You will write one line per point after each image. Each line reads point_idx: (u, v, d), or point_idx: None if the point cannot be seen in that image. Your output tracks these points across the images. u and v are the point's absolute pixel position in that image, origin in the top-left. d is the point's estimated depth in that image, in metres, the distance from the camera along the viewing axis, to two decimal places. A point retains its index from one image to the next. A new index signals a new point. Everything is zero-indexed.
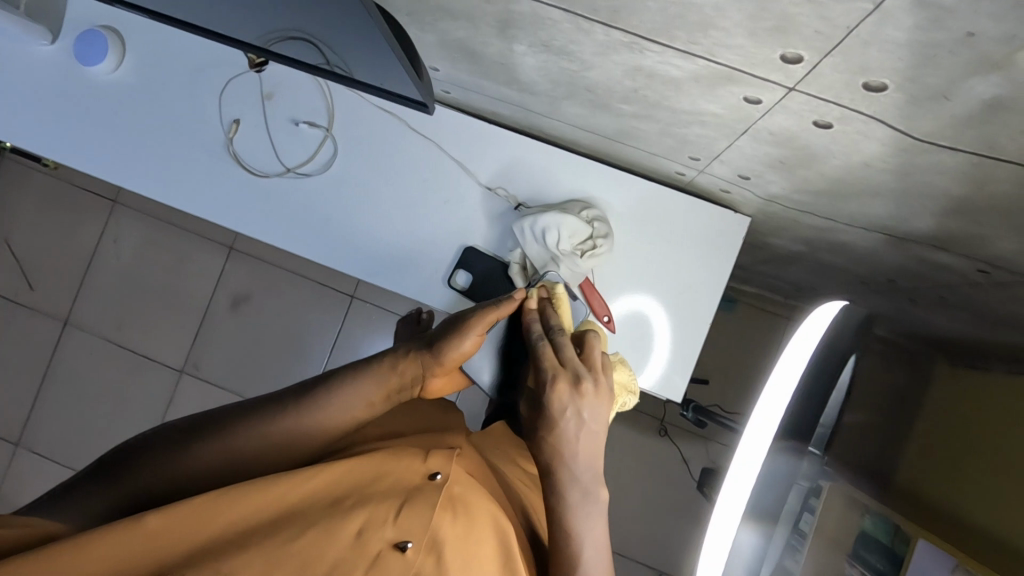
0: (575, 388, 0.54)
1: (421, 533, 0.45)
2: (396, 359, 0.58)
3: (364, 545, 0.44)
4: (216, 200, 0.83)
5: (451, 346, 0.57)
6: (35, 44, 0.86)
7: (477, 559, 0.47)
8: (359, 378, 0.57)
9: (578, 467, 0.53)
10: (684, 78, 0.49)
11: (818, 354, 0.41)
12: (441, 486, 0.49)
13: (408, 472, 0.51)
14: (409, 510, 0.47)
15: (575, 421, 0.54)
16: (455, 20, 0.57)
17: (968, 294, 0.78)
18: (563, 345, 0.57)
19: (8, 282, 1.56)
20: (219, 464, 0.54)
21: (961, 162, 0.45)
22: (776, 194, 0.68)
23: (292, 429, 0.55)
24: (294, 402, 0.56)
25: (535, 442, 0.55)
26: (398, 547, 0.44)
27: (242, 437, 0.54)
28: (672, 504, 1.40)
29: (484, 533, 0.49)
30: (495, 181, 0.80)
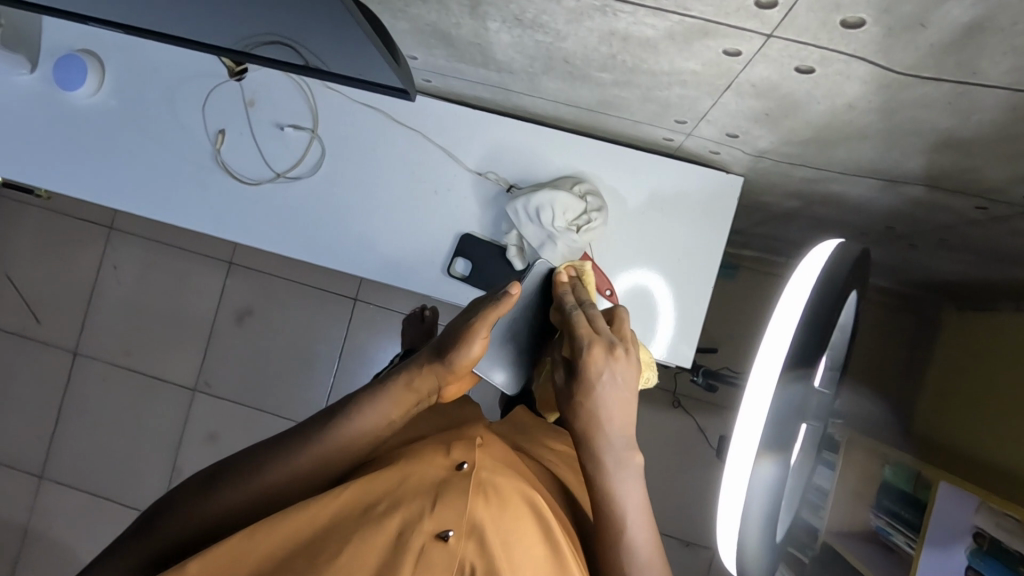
0: (610, 353, 0.54)
1: (460, 522, 0.46)
2: (409, 375, 0.59)
3: (405, 541, 0.45)
4: (210, 213, 0.83)
5: (461, 354, 0.58)
6: (13, 75, 0.86)
7: (518, 538, 0.48)
8: (376, 402, 0.57)
9: (617, 434, 0.53)
10: (660, 37, 0.48)
11: (814, 298, 0.42)
12: (469, 474, 0.50)
13: (434, 464, 0.51)
14: (445, 501, 0.47)
15: (613, 387, 0.53)
16: (426, 4, 0.57)
17: (968, 233, 0.78)
18: (595, 316, 0.58)
19: (13, 318, 1.57)
20: (248, 505, 0.54)
21: (946, 93, 0.45)
22: (765, 149, 0.67)
23: (315, 462, 0.55)
24: (314, 435, 0.56)
25: (572, 410, 0.55)
26: (440, 537, 0.46)
27: (266, 476, 0.55)
28: (692, 473, 1.41)
29: (522, 512, 0.49)
30: (484, 166, 0.80)
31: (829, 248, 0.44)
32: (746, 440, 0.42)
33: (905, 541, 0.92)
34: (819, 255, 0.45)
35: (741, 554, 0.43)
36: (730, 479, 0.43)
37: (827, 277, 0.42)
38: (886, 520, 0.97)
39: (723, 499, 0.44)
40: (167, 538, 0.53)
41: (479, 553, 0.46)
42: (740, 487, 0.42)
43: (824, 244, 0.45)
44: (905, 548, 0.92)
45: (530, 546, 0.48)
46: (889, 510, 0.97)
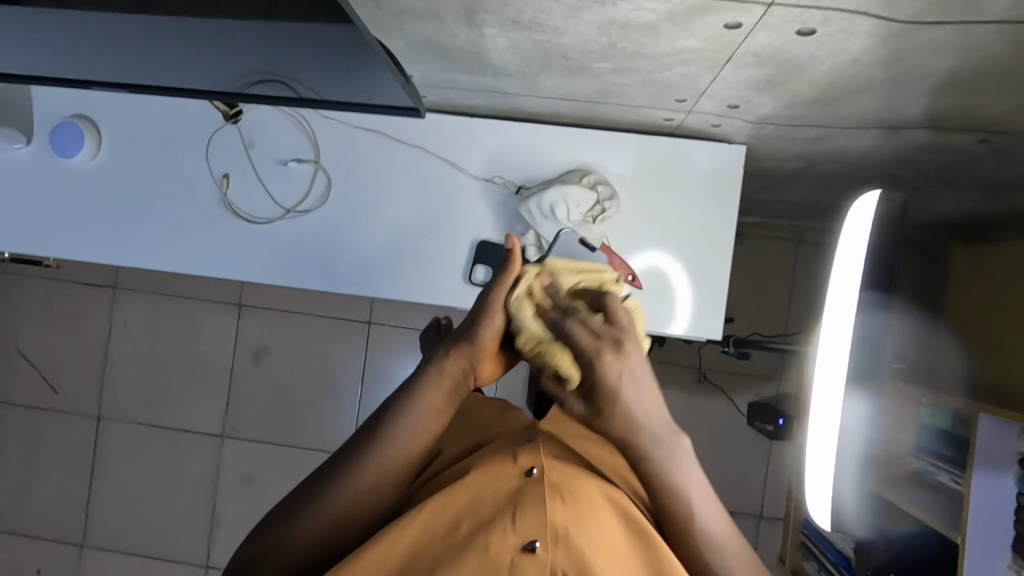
0: (620, 351, 0.51)
1: (543, 532, 0.49)
2: (439, 367, 0.56)
3: (494, 559, 0.48)
4: (229, 260, 0.83)
5: (486, 328, 0.56)
6: (8, 150, 0.86)
7: (601, 533, 0.50)
8: (417, 396, 0.56)
9: (648, 431, 0.52)
10: (660, 20, 0.49)
11: (868, 262, 0.43)
12: (541, 480, 0.51)
13: (505, 476, 0.52)
14: (524, 513, 0.49)
15: (634, 382, 0.51)
16: (421, 20, 0.57)
17: (971, 169, 0.79)
18: (586, 322, 0.52)
19: (31, 391, 1.56)
20: (321, 528, 0.55)
21: (949, 34, 0.46)
22: (767, 115, 0.68)
23: (374, 475, 0.55)
24: (365, 451, 0.55)
25: (605, 425, 0.52)
26: (528, 549, 0.48)
27: (330, 497, 0.54)
28: (726, 442, 1.44)
29: (602, 509, 0.51)
30: (490, 172, 0.81)
31: (870, 200, 0.43)
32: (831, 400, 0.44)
33: (951, 479, 0.93)
34: (855, 212, 0.45)
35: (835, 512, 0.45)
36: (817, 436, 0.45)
37: (875, 232, 0.42)
38: (928, 460, 0.98)
39: (810, 458, 0.46)
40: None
41: (570, 558, 0.49)
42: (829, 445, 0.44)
43: (866, 196, 0.44)
44: (952, 485, 0.93)
45: (615, 539, 0.50)
46: (931, 451, 0.98)
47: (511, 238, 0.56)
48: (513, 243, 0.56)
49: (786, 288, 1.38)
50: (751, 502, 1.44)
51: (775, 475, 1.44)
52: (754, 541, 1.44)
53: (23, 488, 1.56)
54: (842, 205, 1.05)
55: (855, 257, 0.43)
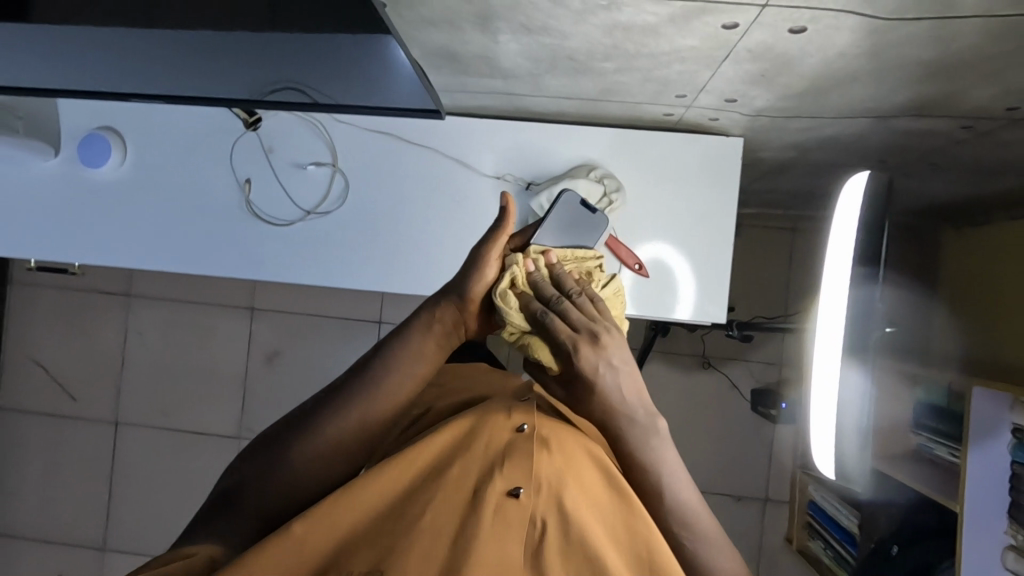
0: (597, 343, 0.56)
1: (528, 481, 0.54)
2: (431, 312, 0.62)
3: (482, 501, 0.53)
4: (252, 260, 0.87)
5: (478, 280, 0.60)
6: (36, 162, 0.89)
7: (580, 484, 0.55)
8: (413, 343, 0.62)
9: (627, 408, 0.57)
10: (662, 22, 0.53)
11: (861, 244, 0.46)
12: (531, 436, 0.56)
13: (498, 429, 0.57)
14: (513, 463, 0.55)
15: (609, 372, 0.56)
16: (438, 28, 0.60)
17: (956, 153, 0.84)
18: (568, 311, 0.56)
19: (49, 400, 1.60)
20: (317, 458, 0.60)
21: (927, 28, 0.50)
22: (762, 108, 0.72)
23: (371, 415, 0.61)
24: (363, 393, 0.60)
25: (586, 408, 0.57)
26: (512, 495, 0.53)
27: (328, 432, 0.60)
28: (730, 427, 1.48)
29: (582, 465, 0.56)
30: (500, 170, 0.85)
31: (862, 181, 0.46)
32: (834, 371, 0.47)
33: (948, 452, 0.97)
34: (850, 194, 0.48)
35: (841, 476, 0.47)
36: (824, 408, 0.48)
37: (867, 215, 0.45)
38: (926, 436, 1.02)
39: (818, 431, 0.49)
40: (251, 504, 0.61)
41: (549, 505, 0.54)
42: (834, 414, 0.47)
43: (856, 176, 0.47)
44: (949, 458, 0.97)
45: (592, 489, 0.56)
46: (928, 427, 1.02)
47: (505, 196, 0.60)
48: (509, 203, 0.61)
49: (784, 275, 1.43)
50: (755, 485, 1.48)
51: (779, 457, 1.48)
52: (760, 523, 1.48)
53: (44, 494, 1.60)
54: (835, 192, 1.10)
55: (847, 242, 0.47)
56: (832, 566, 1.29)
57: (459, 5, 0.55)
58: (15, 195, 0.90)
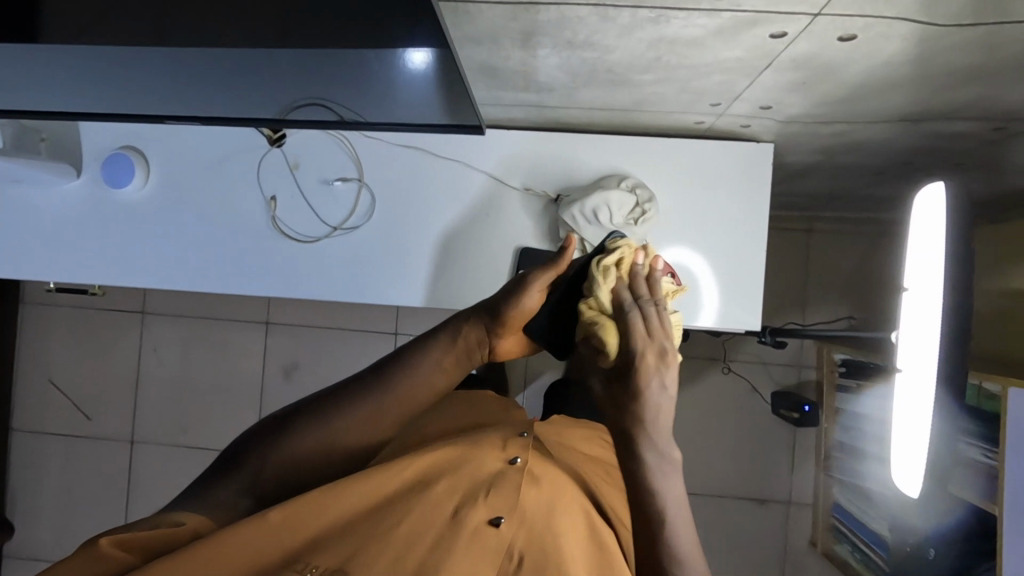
0: (663, 360, 0.53)
1: (509, 510, 0.57)
2: (460, 325, 0.64)
3: (462, 522, 0.56)
4: (278, 277, 0.86)
5: (518, 304, 0.61)
6: (58, 184, 0.88)
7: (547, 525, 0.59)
8: (432, 351, 0.64)
9: (657, 433, 0.53)
10: (709, 34, 0.53)
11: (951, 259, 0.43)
12: (521, 469, 0.61)
13: (490, 459, 0.62)
14: (498, 492, 0.58)
15: (659, 390, 0.53)
16: (477, 44, 0.60)
17: (985, 154, 0.83)
18: (649, 315, 0.54)
19: (64, 419, 1.58)
20: (316, 450, 0.61)
21: (979, 35, 0.49)
22: (796, 114, 0.72)
23: (376, 416, 0.62)
24: (377, 389, 0.62)
25: (616, 413, 0.54)
26: (492, 523, 0.56)
27: (337, 423, 0.61)
28: (751, 431, 1.48)
29: (557, 509, 0.61)
30: (529, 181, 0.84)
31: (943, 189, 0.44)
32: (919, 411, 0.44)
33: (982, 453, 0.96)
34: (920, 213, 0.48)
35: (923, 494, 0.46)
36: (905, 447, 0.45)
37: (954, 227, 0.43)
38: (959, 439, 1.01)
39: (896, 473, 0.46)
40: (245, 471, 0.60)
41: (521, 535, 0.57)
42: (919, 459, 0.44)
43: (937, 182, 0.45)
44: (985, 460, 0.95)
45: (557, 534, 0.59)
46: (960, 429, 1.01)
47: (567, 237, 0.62)
48: (569, 242, 0.62)
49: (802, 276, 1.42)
50: (777, 489, 1.48)
51: (801, 460, 1.47)
52: (783, 527, 1.47)
53: (60, 514, 1.58)
54: (857, 192, 1.09)
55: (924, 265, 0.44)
56: (860, 569, 1.28)
57: (502, 21, 0.54)
58: (37, 217, 0.89)
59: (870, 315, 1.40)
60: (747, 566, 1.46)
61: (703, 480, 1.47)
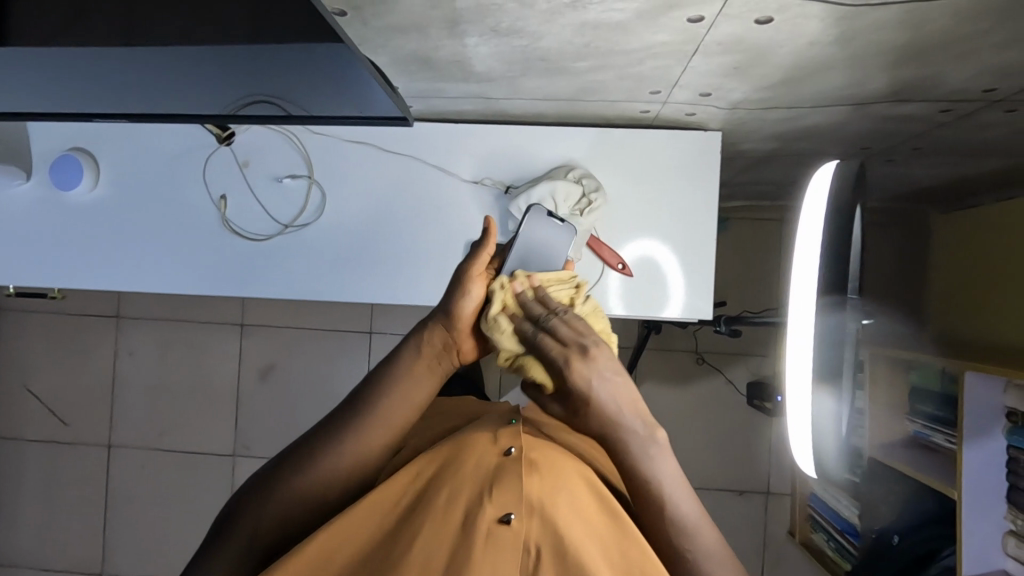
0: (587, 357, 0.52)
1: (519, 504, 0.51)
2: (419, 336, 0.59)
3: (473, 529, 0.51)
4: (230, 276, 0.86)
5: (462, 300, 0.58)
6: (11, 188, 0.88)
7: (571, 499, 0.52)
8: (398, 366, 0.59)
9: (626, 422, 0.53)
10: (629, 18, 0.52)
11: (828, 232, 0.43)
12: (519, 457, 0.53)
13: (484, 452, 0.54)
14: (501, 486, 0.51)
15: (604, 382, 0.53)
16: (407, 35, 0.59)
17: (936, 137, 0.83)
18: (553, 330, 0.54)
19: (41, 426, 1.58)
20: (308, 491, 0.57)
21: (895, 14, 0.49)
22: (739, 100, 0.72)
23: (357, 441, 0.57)
24: (347, 418, 0.58)
25: (582, 423, 0.54)
26: (503, 521, 0.50)
27: (314, 463, 0.57)
28: (728, 422, 1.48)
29: (575, 485, 0.53)
30: (479, 174, 0.84)
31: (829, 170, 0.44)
32: (802, 360, 0.46)
33: (944, 437, 0.96)
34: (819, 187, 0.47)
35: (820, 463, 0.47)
36: (794, 399, 0.46)
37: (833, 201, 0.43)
38: (921, 423, 1.02)
39: (792, 425, 0.47)
40: (247, 537, 0.58)
41: (542, 527, 0.51)
42: (807, 406, 0.45)
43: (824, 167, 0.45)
44: (946, 444, 0.96)
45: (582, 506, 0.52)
46: (923, 414, 1.02)
47: (487, 217, 0.58)
48: (491, 223, 0.59)
49: (775, 266, 1.42)
50: (756, 479, 1.47)
51: (779, 450, 1.47)
52: (763, 518, 1.47)
53: (40, 520, 1.58)
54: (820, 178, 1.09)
55: (800, 232, 0.46)
56: (836, 558, 1.28)
57: (423, 9, 0.54)
58: None
59: None
60: None
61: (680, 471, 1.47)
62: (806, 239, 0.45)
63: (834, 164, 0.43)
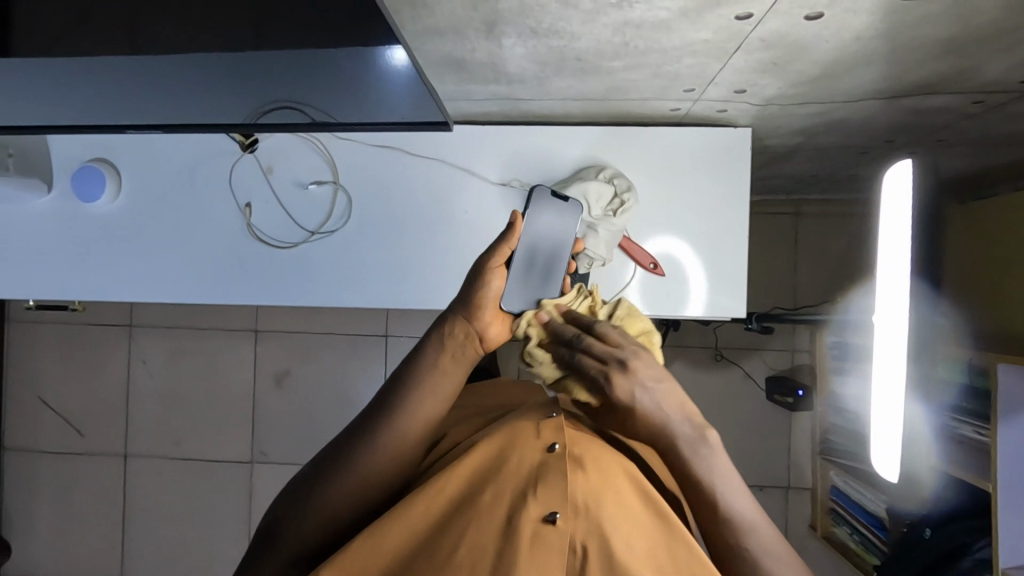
0: (627, 369, 0.53)
1: (564, 504, 0.49)
2: (443, 329, 0.59)
3: (517, 529, 0.49)
4: (255, 284, 0.85)
5: (482, 290, 0.60)
6: (31, 200, 0.87)
7: (621, 504, 0.50)
8: (429, 362, 0.58)
9: (677, 431, 0.53)
10: (673, 16, 0.52)
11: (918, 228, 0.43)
12: (563, 454, 0.51)
13: (527, 452, 0.52)
14: (545, 484, 0.50)
15: (648, 390, 0.53)
16: (442, 37, 0.58)
17: (966, 128, 0.82)
18: (588, 344, 0.55)
19: (56, 436, 1.57)
20: (350, 496, 0.56)
21: (947, 7, 0.49)
22: (772, 96, 0.71)
23: (394, 441, 0.56)
24: (382, 420, 0.56)
25: (631, 430, 0.54)
26: (549, 521, 0.49)
27: (355, 467, 0.56)
28: (746, 417, 1.47)
29: (622, 484, 0.51)
30: (507, 176, 0.83)
31: (907, 168, 0.44)
32: (890, 352, 0.47)
33: (974, 431, 0.97)
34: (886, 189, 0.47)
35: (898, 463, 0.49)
36: (879, 388, 0.48)
37: (921, 196, 0.43)
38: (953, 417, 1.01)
39: (876, 413, 0.49)
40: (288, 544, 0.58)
41: (586, 529, 0.49)
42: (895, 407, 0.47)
43: (899, 163, 0.46)
44: (975, 436, 0.96)
45: (631, 509, 0.50)
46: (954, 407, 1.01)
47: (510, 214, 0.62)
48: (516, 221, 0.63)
49: (792, 260, 1.42)
50: (776, 475, 1.47)
51: (799, 445, 1.47)
52: (784, 513, 1.47)
53: (57, 530, 1.58)
54: (841, 170, 1.08)
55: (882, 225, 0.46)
56: (861, 551, 1.28)
57: (462, 11, 0.53)
58: (10, 233, 0.88)
59: None
60: None
61: None
62: (890, 236, 0.45)
63: (912, 163, 0.44)
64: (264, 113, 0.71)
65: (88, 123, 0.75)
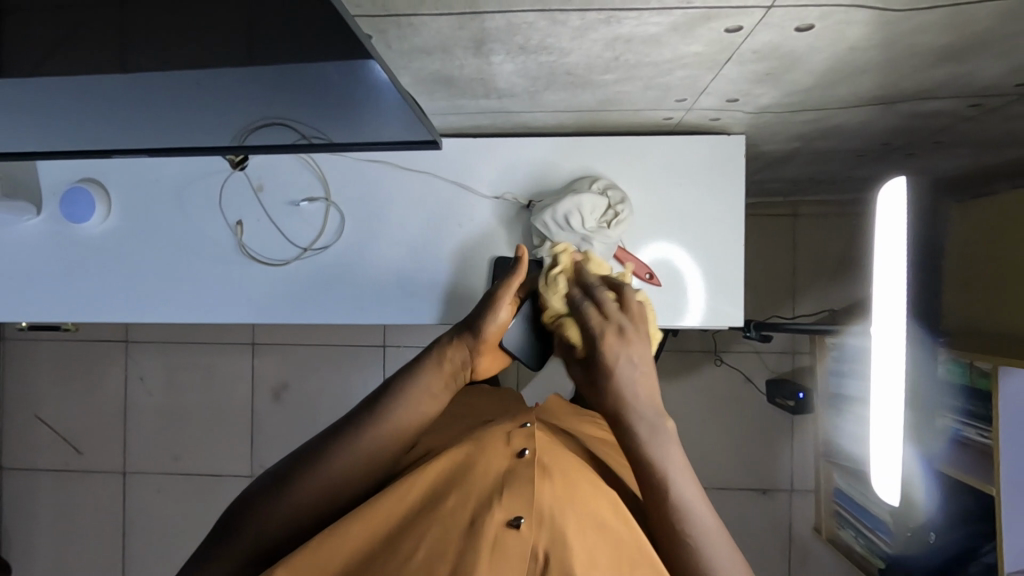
0: (624, 335, 0.52)
1: (529, 508, 0.47)
2: (440, 350, 0.59)
3: (479, 532, 0.46)
4: (247, 301, 0.84)
5: (488, 319, 0.57)
6: (20, 222, 0.86)
7: (586, 513, 0.49)
8: (417, 376, 0.58)
9: (643, 413, 0.52)
10: (663, 31, 0.51)
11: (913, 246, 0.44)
12: (532, 460, 0.50)
13: (495, 456, 0.51)
14: (512, 490, 0.48)
15: (630, 366, 0.52)
16: (430, 56, 0.58)
17: (963, 130, 0.81)
18: (603, 299, 0.54)
19: (54, 454, 1.56)
20: (316, 499, 0.55)
21: (942, 17, 0.48)
22: (766, 105, 0.70)
23: (371, 448, 0.55)
24: (361, 426, 0.56)
25: (597, 399, 0.54)
26: (512, 525, 0.47)
27: (328, 469, 0.55)
28: (747, 421, 1.46)
29: (588, 494, 0.50)
30: (499, 189, 0.82)
31: (901, 184, 0.44)
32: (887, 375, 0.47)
33: (978, 433, 0.96)
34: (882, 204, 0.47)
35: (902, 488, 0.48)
36: (877, 401, 0.48)
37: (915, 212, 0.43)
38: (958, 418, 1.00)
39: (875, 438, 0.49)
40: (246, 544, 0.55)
41: (549, 536, 0.47)
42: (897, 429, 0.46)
43: (894, 180, 0.45)
44: (979, 438, 0.96)
45: (596, 521, 0.49)
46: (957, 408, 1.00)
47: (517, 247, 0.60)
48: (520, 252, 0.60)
49: (790, 263, 1.41)
50: (779, 478, 1.46)
51: (801, 447, 1.46)
52: (787, 516, 1.46)
53: (57, 549, 1.57)
54: (837, 172, 1.07)
55: (877, 240, 0.47)
56: (866, 554, 1.26)
57: (450, 31, 0.52)
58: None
59: (859, 297, 1.39)
60: (752, 557, 1.45)
61: (702, 473, 1.46)
62: (886, 251, 0.46)
63: (906, 179, 0.44)
64: (252, 131, 0.69)
65: (76, 146, 0.75)
